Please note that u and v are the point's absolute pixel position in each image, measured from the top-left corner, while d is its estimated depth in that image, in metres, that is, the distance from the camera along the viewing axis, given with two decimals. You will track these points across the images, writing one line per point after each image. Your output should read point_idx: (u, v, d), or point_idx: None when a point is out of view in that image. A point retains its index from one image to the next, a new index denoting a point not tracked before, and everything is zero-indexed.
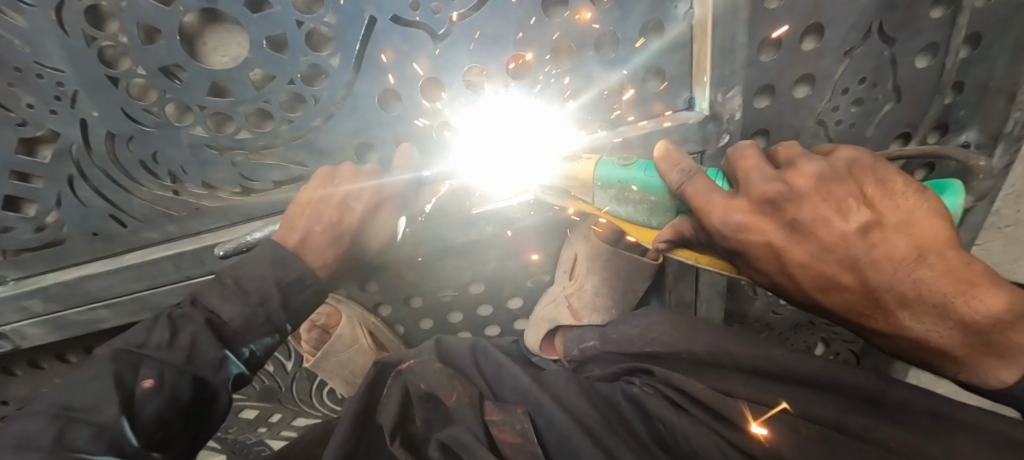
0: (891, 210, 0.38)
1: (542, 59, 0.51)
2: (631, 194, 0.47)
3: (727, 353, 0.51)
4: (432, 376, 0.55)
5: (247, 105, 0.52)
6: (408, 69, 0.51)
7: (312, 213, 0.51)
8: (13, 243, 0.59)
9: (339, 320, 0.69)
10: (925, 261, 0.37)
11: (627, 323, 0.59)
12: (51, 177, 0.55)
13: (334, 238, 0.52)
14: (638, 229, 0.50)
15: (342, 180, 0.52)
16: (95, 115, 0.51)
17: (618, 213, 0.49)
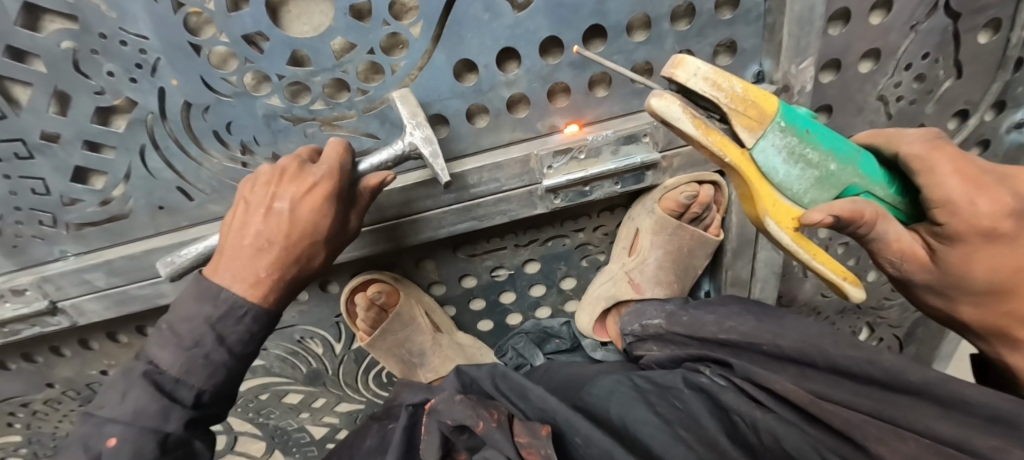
0: (997, 198, 0.41)
1: (619, 30, 0.52)
2: (812, 155, 0.40)
3: (820, 352, 0.49)
4: (456, 410, 0.50)
5: (325, 74, 0.52)
6: (487, 39, 0.51)
7: (253, 226, 0.47)
8: (77, 216, 0.59)
9: (398, 300, 0.68)
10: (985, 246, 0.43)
11: (702, 309, 0.61)
12: (123, 148, 0.55)
13: (279, 249, 0.46)
14: (778, 203, 0.43)
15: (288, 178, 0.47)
16: (174, 83, 0.51)
17: (779, 168, 0.41)
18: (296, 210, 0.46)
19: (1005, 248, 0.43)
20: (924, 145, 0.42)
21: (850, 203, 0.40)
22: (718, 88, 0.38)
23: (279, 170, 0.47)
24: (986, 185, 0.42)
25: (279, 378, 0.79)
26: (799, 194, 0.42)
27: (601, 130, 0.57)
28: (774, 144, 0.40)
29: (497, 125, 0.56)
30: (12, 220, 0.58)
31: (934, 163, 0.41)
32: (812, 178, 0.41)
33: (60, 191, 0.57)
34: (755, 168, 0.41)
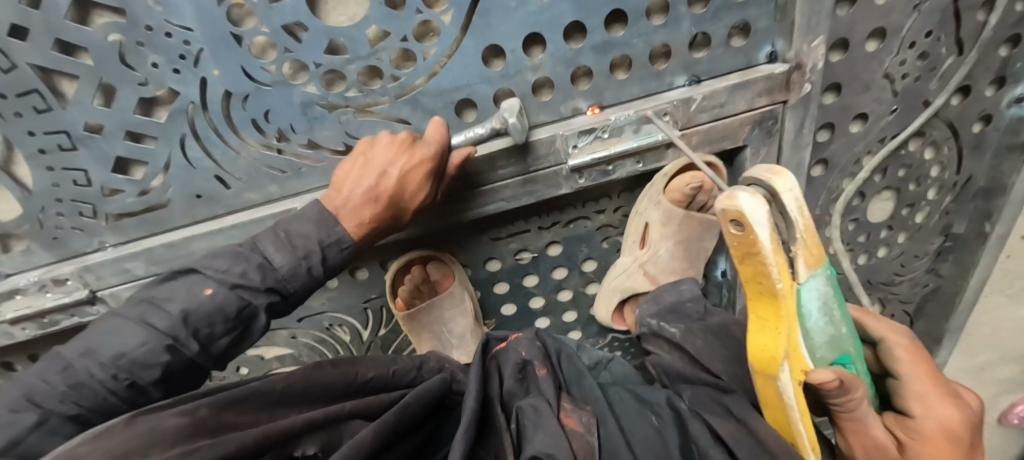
0: (957, 419, 0.47)
1: (639, 14, 0.54)
2: (834, 319, 0.43)
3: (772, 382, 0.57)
4: (529, 349, 0.66)
5: (360, 62, 0.54)
6: (514, 25, 0.54)
7: (355, 176, 0.52)
8: (117, 206, 0.61)
9: (452, 282, 0.72)
10: (934, 427, 0.46)
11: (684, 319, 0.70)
12: (164, 138, 0.57)
13: (372, 201, 0.51)
14: (797, 351, 0.43)
15: (377, 146, 0.53)
16: (215, 74, 0.54)
17: (812, 335, 0.43)
18: (408, 178, 0.51)
19: (961, 449, 0.47)
20: (907, 359, 0.51)
21: (849, 375, 0.43)
22: (801, 211, 0.38)
23: (397, 139, 0.53)
24: (954, 407, 0.48)
25: (308, 367, 0.80)
26: (813, 345, 0.43)
27: (625, 110, 0.59)
28: (817, 291, 0.41)
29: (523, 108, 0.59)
30: (54, 212, 0.60)
31: (905, 354, 0.51)
32: (829, 332, 0.43)
33: (101, 182, 0.59)
34: (794, 307, 0.41)
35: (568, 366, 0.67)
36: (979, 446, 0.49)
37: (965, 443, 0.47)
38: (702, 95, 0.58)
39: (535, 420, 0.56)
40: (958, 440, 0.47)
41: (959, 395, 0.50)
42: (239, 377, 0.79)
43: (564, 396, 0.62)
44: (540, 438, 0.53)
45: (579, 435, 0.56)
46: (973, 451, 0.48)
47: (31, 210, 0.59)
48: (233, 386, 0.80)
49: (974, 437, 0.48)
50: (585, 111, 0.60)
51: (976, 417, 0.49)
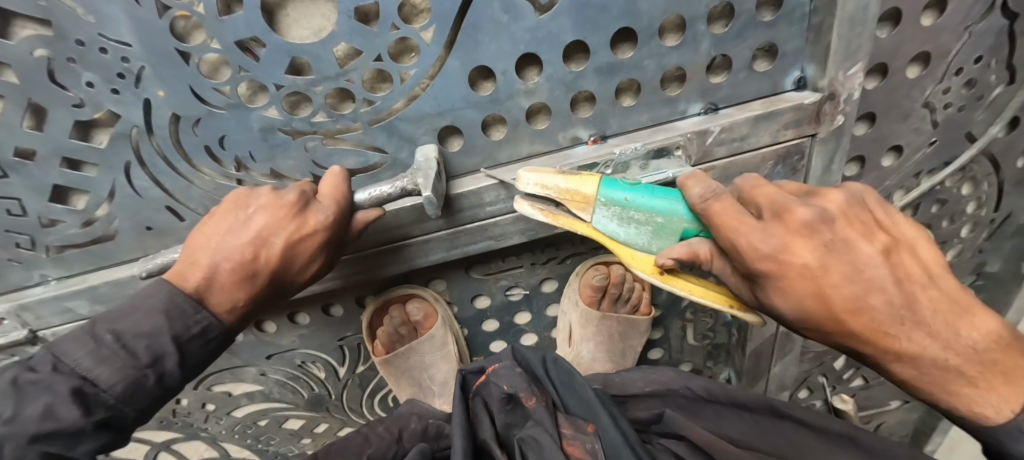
0: (839, 231, 0.42)
1: (650, 33, 0.47)
2: (639, 216, 0.47)
3: (729, 393, 0.59)
4: (513, 378, 0.59)
5: (327, 83, 0.47)
6: (506, 43, 0.47)
7: (216, 247, 0.45)
8: (57, 238, 0.54)
9: (435, 322, 0.65)
10: (841, 283, 0.41)
11: (642, 370, 0.65)
12: (105, 164, 0.50)
13: (242, 277, 0.45)
14: (635, 256, 0.49)
15: (254, 202, 0.45)
16: (160, 94, 0.47)
17: (617, 232, 0.49)
18: (291, 247, 0.45)
19: (844, 263, 0.41)
20: (722, 207, 0.43)
21: (687, 246, 0.46)
22: (548, 187, 0.48)
23: (280, 200, 0.45)
24: (796, 252, 0.41)
25: (279, 403, 0.74)
26: (648, 245, 0.49)
27: (631, 142, 0.52)
28: (606, 215, 0.48)
29: (515, 137, 0.52)
30: None
31: (731, 221, 0.42)
32: (646, 229, 0.48)
33: (37, 212, 0.52)
34: (601, 235, 0.49)
35: (559, 379, 0.58)
36: (882, 269, 0.41)
37: (826, 276, 0.41)
38: (721, 126, 0.51)
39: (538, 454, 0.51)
40: (796, 263, 0.41)
41: (858, 225, 0.42)
42: (206, 413, 0.73)
43: (563, 418, 0.56)
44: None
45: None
46: (862, 293, 0.41)
47: None
48: (199, 422, 0.74)
49: (856, 242, 0.42)
50: (586, 140, 0.53)
51: (870, 245, 0.42)
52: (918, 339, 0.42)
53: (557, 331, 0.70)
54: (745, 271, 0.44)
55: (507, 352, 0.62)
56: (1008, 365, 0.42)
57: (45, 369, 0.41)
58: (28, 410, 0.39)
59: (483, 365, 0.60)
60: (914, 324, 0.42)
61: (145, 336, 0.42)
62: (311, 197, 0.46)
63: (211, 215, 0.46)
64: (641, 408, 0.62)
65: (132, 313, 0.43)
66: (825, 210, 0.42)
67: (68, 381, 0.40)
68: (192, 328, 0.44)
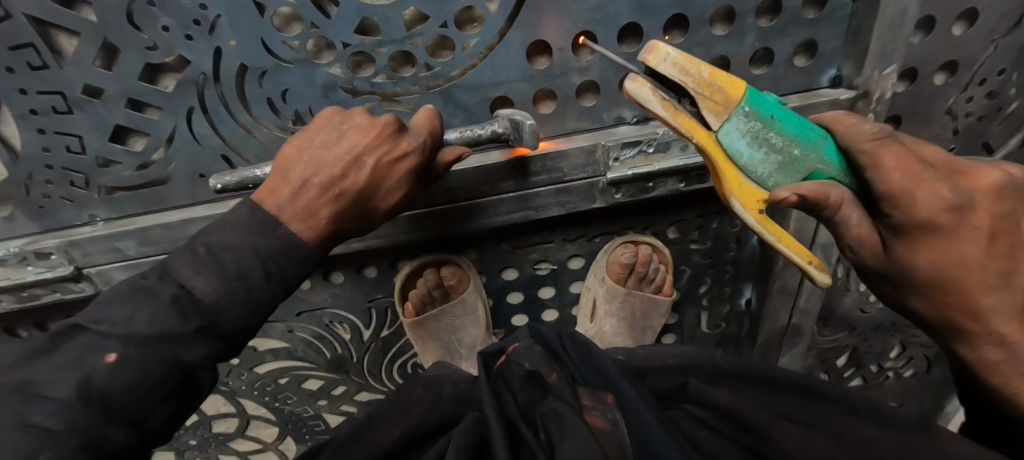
0: (963, 188, 0.42)
1: (700, 22, 0.50)
2: (773, 138, 0.41)
3: (748, 366, 0.60)
4: (535, 356, 0.62)
5: (392, 46, 0.49)
6: (568, 19, 0.49)
7: (311, 160, 0.44)
8: (111, 179, 0.56)
9: (466, 287, 0.67)
10: (948, 235, 0.42)
11: (661, 350, 0.66)
12: (169, 109, 0.52)
13: (329, 193, 0.44)
14: (742, 185, 0.43)
15: (349, 121, 0.46)
16: (232, 43, 0.48)
17: (740, 151, 0.41)
18: (382, 172, 0.45)
19: (950, 219, 0.42)
20: (899, 158, 0.41)
21: (818, 185, 0.41)
22: (686, 73, 0.39)
23: (376, 121, 0.45)
24: (975, 213, 0.42)
25: (302, 362, 0.76)
26: (766, 177, 0.43)
27: None
28: (737, 128, 0.41)
29: (563, 113, 0.55)
30: (42, 179, 0.55)
31: (911, 169, 0.41)
32: (769, 156, 0.42)
33: (96, 151, 0.54)
34: (715, 150, 0.41)
35: (574, 352, 0.62)
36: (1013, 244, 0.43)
37: (957, 235, 0.42)
38: None
39: (560, 424, 0.54)
40: (974, 227, 0.42)
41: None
42: (230, 367, 0.75)
43: (583, 391, 0.60)
44: (570, 446, 0.51)
45: (608, 435, 0.56)
46: (957, 253, 0.42)
47: (17, 175, 0.55)
48: (222, 375, 0.76)
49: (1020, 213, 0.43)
50: (630, 121, 0.56)
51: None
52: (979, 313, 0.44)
53: (579, 308, 0.73)
54: (844, 218, 0.43)
55: (524, 333, 0.66)
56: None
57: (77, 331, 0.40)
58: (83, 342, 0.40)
59: (503, 346, 0.64)
60: (1003, 297, 0.44)
61: (192, 262, 0.42)
62: (401, 124, 0.46)
63: (317, 118, 0.46)
64: (660, 379, 0.63)
65: (172, 253, 0.43)
66: (934, 165, 0.42)
67: (100, 331, 0.39)
68: (275, 244, 0.43)
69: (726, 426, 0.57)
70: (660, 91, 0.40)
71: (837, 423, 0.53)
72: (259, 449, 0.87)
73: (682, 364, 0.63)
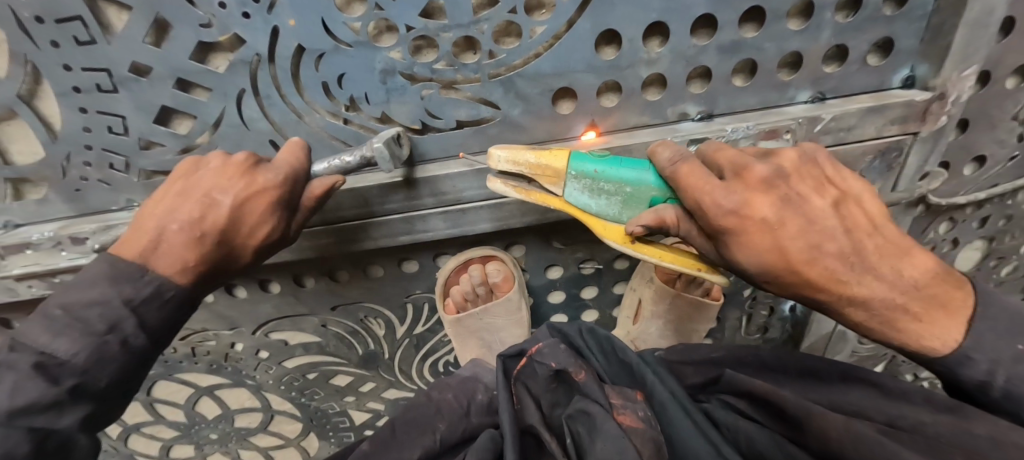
0: (797, 184, 0.44)
1: (777, 15, 0.48)
2: (608, 187, 0.49)
3: (789, 358, 0.58)
4: (560, 355, 0.58)
5: (457, 31, 0.47)
6: (640, 8, 0.47)
7: (166, 211, 0.42)
8: (152, 163, 0.54)
9: (511, 287, 0.65)
10: (783, 225, 0.43)
11: (696, 349, 0.63)
12: (218, 91, 0.50)
13: (194, 238, 0.42)
14: (605, 226, 0.51)
15: (206, 168, 0.44)
16: (290, 23, 0.46)
17: (588, 204, 0.49)
18: (243, 209, 0.43)
19: (800, 218, 0.43)
20: (689, 170, 0.45)
21: (654, 212, 0.47)
22: (516, 163, 0.48)
23: (229, 161, 0.44)
24: (755, 206, 0.43)
25: (331, 357, 0.73)
26: (618, 214, 0.50)
27: (741, 121, 0.53)
28: (578, 189, 0.49)
29: (627, 106, 0.53)
30: (80, 161, 0.53)
31: (697, 182, 0.44)
32: (616, 199, 0.49)
33: (138, 132, 0.52)
34: (568, 207, 0.50)
35: (596, 348, 0.60)
36: (830, 218, 0.44)
37: (785, 229, 0.43)
38: (832, 115, 0.52)
39: (589, 424, 0.53)
40: (755, 218, 0.42)
41: (809, 182, 0.45)
42: (258, 361, 0.72)
43: (610, 388, 0.58)
44: (601, 447, 0.50)
45: (641, 432, 0.53)
46: (815, 242, 0.43)
47: (54, 156, 0.53)
48: (249, 369, 0.73)
49: (807, 198, 0.44)
50: (693, 117, 0.54)
51: (821, 199, 0.44)
52: (870, 287, 0.44)
53: (621, 308, 0.70)
54: (710, 231, 0.45)
55: (545, 332, 0.61)
56: (937, 294, 0.44)
57: (4, 351, 0.39)
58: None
59: (523, 347, 0.60)
60: (889, 274, 0.44)
61: (96, 303, 0.40)
62: (262, 160, 0.46)
63: (179, 168, 0.45)
64: (692, 373, 0.61)
65: (77, 284, 0.41)
66: (782, 167, 0.45)
67: (29, 358, 0.39)
68: (145, 290, 0.41)
69: (761, 413, 0.54)
70: (513, 181, 0.50)
71: (885, 411, 0.51)
72: (280, 445, 0.84)
73: (726, 359, 0.60)
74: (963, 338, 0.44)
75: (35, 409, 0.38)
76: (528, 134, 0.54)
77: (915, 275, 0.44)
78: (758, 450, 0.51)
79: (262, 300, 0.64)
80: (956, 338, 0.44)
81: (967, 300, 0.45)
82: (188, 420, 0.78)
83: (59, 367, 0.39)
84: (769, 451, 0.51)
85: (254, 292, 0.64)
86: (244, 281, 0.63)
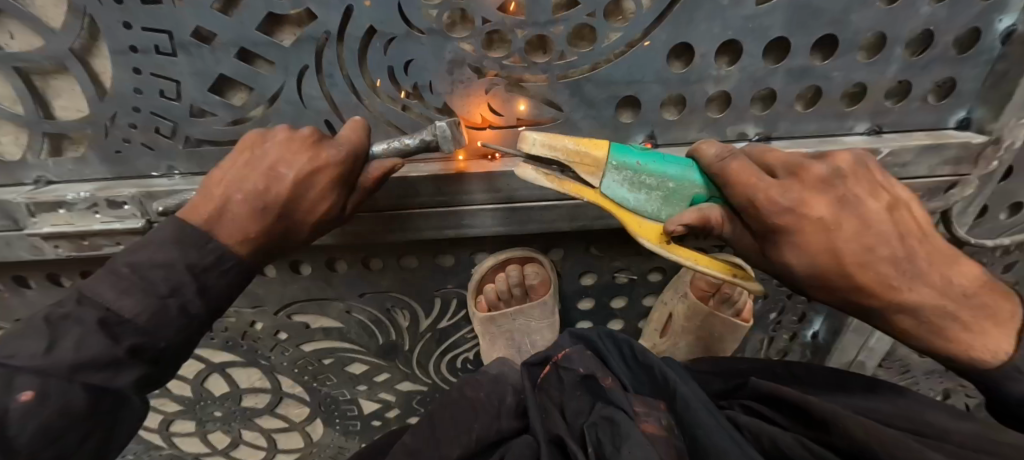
0: (853, 188, 0.43)
1: (849, 45, 0.49)
2: (649, 181, 0.46)
3: (838, 380, 0.52)
4: (588, 361, 0.55)
5: (533, 29, 0.47)
6: (718, 25, 0.47)
7: (233, 180, 0.44)
8: (201, 132, 0.52)
9: (546, 293, 0.65)
10: (825, 223, 0.42)
11: (724, 363, 0.58)
12: (281, 64, 0.49)
13: (256, 210, 0.44)
14: (640, 224, 0.48)
15: (272, 141, 0.46)
16: (366, 4, 0.45)
17: (626, 199, 0.47)
18: (302, 183, 0.44)
19: (856, 221, 0.42)
20: (739, 166, 0.43)
21: (695, 210, 0.45)
22: (557, 147, 0.45)
23: (297, 135, 0.45)
24: (812, 204, 0.42)
25: (350, 345, 0.72)
26: (655, 212, 0.48)
27: (801, 147, 0.53)
28: (617, 181, 0.46)
29: (688, 121, 0.53)
30: (126, 122, 0.51)
31: (748, 178, 0.43)
32: (655, 196, 0.47)
33: (191, 99, 0.50)
34: (606, 202, 0.47)
35: (620, 352, 0.57)
36: (884, 223, 0.42)
37: (840, 227, 0.42)
38: (890, 148, 0.53)
39: (613, 432, 0.49)
40: (812, 217, 0.42)
41: (864, 184, 0.43)
42: (276, 341, 0.71)
43: (635, 397, 0.54)
44: (628, 452, 0.46)
45: (664, 440, 0.50)
46: (870, 243, 0.42)
47: (99, 114, 0.51)
48: (265, 349, 0.72)
49: (863, 200, 0.43)
50: (750, 138, 0.54)
51: (875, 202, 0.43)
52: (910, 285, 0.42)
53: (648, 321, 0.70)
54: (761, 227, 0.44)
55: (567, 339, 0.59)
56: (986, 304, 0.42)
57: (70, 303, 0.40)
58: (60, 341, 0.38)
59: (548, 355, 0.58)
60: (942, 283, 0.42)
61: (161, 266, 0.41)
62: (326, 137, 0.47)
63: (245, 139, 0.46)
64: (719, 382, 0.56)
65: (147, 245, 0.42)
66: (843, 170, 0.44)
67: (94, 313, 0.40)
68: (207, 258, 0.43)
69: (781, 416, 0.48)
70: (543, 169, 0.46)
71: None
72: (284, 428, 0.83)
73: (754, 371, 0.55)
74: (1015, 348, 0.41)
75: (96, 365, 0.38)
76: (586, 139, 0.54)
77: (963, 282, 0.42)
78: (780, 448, 0.45)
79: (291, 281, 0.63)
80: (1007, 349, 0.41)
81: (1015, 312, 0.43)
82: (195, 395, 0.77)
83: (120, 326, 0.40)
84: (790, 448, 0.44)
85: (284, 273, 0.62)
86: (275, 261, 0.61)
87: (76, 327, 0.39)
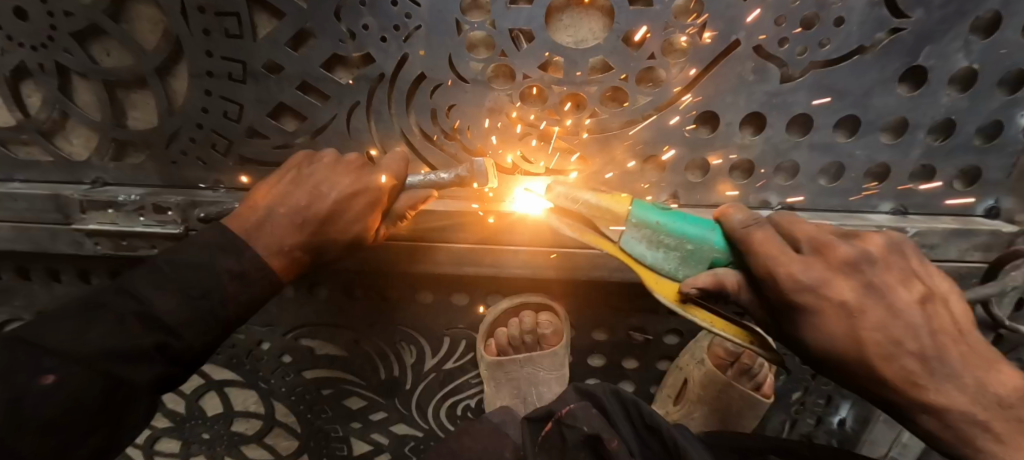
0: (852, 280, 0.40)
1: (871, 127, 0.51)
2: (669, 240, 0.44)
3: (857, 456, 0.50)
4: (595, 420, 0.50)
5: (568, 87, 0.51)
6: (743, 99, 0.51)
7: (278, 196, 0.48)
8: (252, 151, 0.56)
9: (561, 341, 0.63)
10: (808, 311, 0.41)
11: (737, 435, 0.54)
12: (336, 98, 0.53)
13: (297, 226, 0.47)
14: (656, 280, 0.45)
15: (320, 166, 0.49)
16: (421, 54, 0.50)
17: (644, 255, 0.44)
18: (345, 206, 0.47)
19: (847, 313, 0.40)
20: (759, 241, 0.41)
21: (713, 276, 0.43)
22: (572, 198, 0.46)
23: (345, 161, 0.49)
24: (799, 292, 0.40)
25: (350, 375, 0.70)
26: (674, 271, 0.45)
27: (824, 219, 0.54)
28: (636, 238, 0.44)
29: (711, 184, 0.55)
30: (187, 137, 0.56)
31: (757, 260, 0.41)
32: (676, 256, 0.44)
33: (249, 122, 0.55)
34: (621, 255, 0.45)
35: (629, 413, 0.54)
36: (883, 319, 0.40)
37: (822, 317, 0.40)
38: (916, 229, 0.53)
39: None
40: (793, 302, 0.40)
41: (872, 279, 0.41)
42: (278, 364, 0.70)
43: None
44: None
45: None
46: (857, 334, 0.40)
47: (165, 128, 0.56)
48: (266, 371, 0.70)
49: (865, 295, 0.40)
50: (774, 207, 0.55)
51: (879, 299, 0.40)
52: (903, 385, 0.41)
53: (663, 387, 0.67)
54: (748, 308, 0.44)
55: (573, 394, 0.57)
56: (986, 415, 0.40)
57: (109, 293, 0.44)
58: (91, 332, 0.41)
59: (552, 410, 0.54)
60: (925, 373, 0.40)
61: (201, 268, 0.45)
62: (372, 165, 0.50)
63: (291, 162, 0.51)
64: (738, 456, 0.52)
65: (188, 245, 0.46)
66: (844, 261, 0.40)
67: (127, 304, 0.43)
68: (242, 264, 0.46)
69: None
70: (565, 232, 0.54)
71: None
72: None
73: (770, 447, 0.52)
74: None
75: (118, 357, 0.41)
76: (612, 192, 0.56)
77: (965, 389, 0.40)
78: None
79: (307, 303, 0.64)
80: None
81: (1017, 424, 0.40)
82: (187, 413, 0.75)
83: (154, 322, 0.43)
84: None
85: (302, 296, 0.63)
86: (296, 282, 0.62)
87: (110, 321, 0.42)
